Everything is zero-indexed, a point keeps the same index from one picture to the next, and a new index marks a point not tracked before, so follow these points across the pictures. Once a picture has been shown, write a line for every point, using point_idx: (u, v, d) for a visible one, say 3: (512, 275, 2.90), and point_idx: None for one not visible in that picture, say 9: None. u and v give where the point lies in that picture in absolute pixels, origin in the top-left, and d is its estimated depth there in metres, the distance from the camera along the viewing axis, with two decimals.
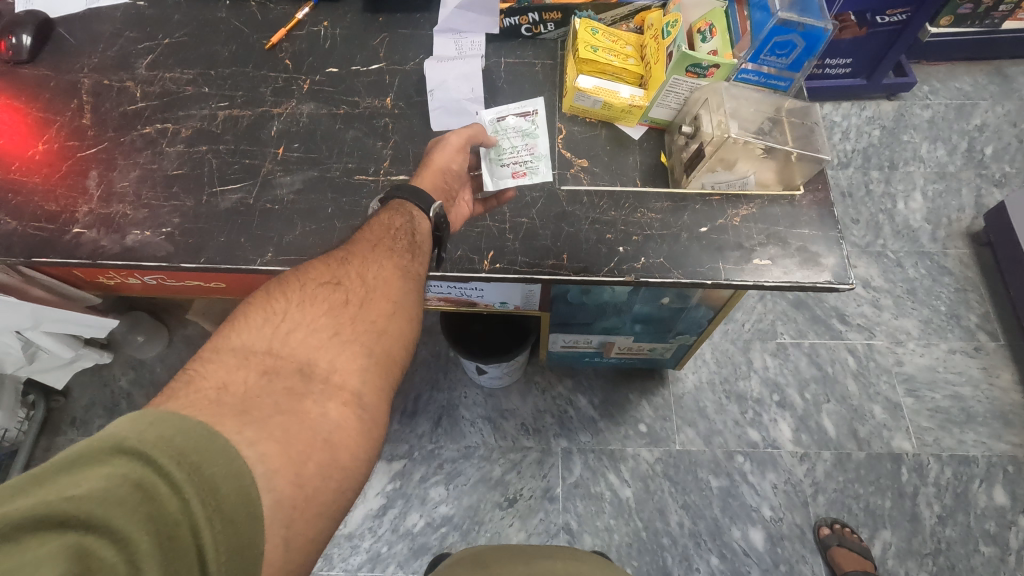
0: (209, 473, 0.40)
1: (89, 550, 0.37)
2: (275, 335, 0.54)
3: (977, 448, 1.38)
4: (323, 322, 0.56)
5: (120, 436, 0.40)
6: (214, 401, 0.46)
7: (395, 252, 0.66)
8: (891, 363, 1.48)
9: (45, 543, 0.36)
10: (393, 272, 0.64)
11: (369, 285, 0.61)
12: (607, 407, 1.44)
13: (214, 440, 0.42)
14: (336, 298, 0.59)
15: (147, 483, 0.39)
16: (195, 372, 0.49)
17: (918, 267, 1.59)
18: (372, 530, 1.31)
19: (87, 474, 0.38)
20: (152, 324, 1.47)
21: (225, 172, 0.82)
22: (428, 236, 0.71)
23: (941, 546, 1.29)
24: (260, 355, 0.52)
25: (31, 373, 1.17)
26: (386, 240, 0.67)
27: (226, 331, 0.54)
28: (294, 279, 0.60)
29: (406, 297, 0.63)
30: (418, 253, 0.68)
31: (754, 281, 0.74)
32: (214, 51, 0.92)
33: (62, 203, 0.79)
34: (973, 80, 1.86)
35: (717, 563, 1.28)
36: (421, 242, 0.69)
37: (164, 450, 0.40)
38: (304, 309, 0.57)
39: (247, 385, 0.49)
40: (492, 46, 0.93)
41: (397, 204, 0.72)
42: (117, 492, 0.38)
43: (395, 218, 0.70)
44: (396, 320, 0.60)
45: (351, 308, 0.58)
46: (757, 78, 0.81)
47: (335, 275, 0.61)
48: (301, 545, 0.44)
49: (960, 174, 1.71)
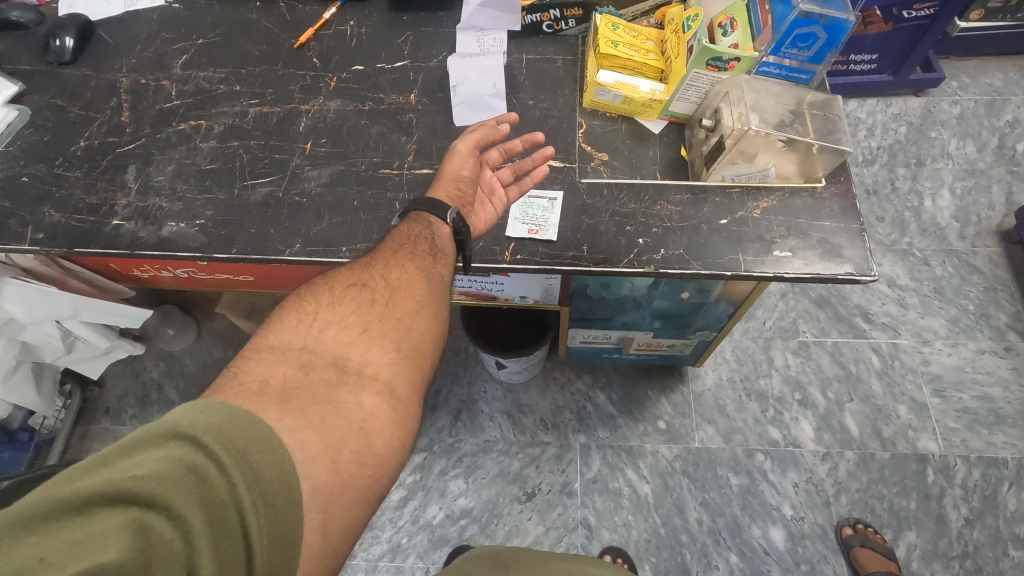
0: (256, 459, 0.42)
1: (147, 525, 0.38)
2: (308, 333, 0.56)
3: (1007, 450, 1.35)
4: (352, 320, 0.58)
5: (175, 422, 0.42)
6: (257, 391, 0.48)
7: (416, 256, 0.67)
8: (917, 363, 1.45)
9: (109, 517, 0.38)
10: (416, 273, 0.65)
11: (393, 286, 0.63)
12: (626, 403, 1.44)
13: (260, 427, 0.44)
14: (362, 298, 0.61)
15: (200, 467, 0.41)
16: (237, 368, 0.51)
17: (945, 266, 1.56)
18: (393, 521, 1.33)
19: (145, 457, 0.40)
20: (183, 318, 1.52)
21: (256, 166, 0.85)
22: (449, 239, 0.72)
23: (968, 549, 1.26)
24: (296, 351, 0.54)
25: (68, 361, 1.22)
26: (408, 245, 0.68)
27: (263, 332, 0.56)
28: (322, 283, 0.62)
29: (430, 298, 0.64)
30: (440, 257, 0.69)
31: (775, 272, 0.74)
32: (246, 51, 0.95)
33: (102, 196, 0.83)
34: (1004, 75, 1.82)
35: (736, 562, 1.27)
36: (443, 245, 0.71)
37: (214, 436, 0.42)
38: (334, 309, 0.59)
39: (286, 379, 0.50)
40: (514, 42, 0.94)
41: (414, 214, 0.73)
42: (172, 473, 0.40)
43: (414, 227, 0.71)
44: (421, 318, 0.61)
45: (378, 306, 0.60)
46: (779, 71, 0.82)
47: (360, 278, 0.63)
48: (337, 529, 0.46)
49: (990, 171, 1.67)
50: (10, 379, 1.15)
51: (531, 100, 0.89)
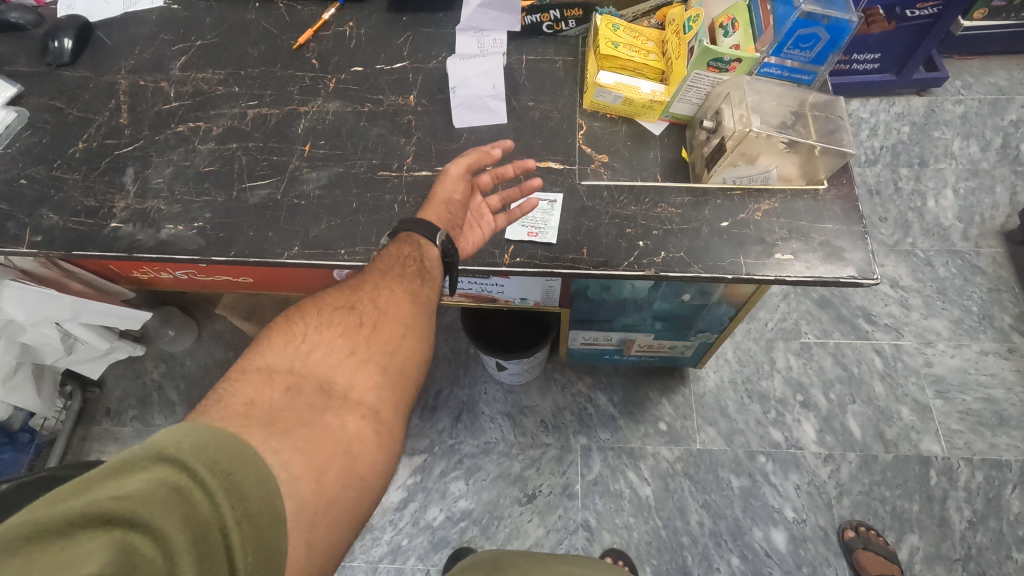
0: (241, 479, 0.42)
1: (131, 545, 0.37)
2: (295, 356, 0.55)
3: (1011, 452, 1.34)
4: (339, 343, 0.57)
5: (159, 445, 0.41)
6: (243, 414, 0.48)
7: (405, 277, 0.67)
8: (920, 364, 1.44)
9: (90, 539, 0.37)
10: (405, 295, 0.65)
11: (381, 308, 0.62)
12: (627, 405, 1.44)
13: (246, 450, 0.44)
14: (350, 320, 0.60)
15: (185, 487, 0.40)
16: (223, 390, 0.51)
17: (948, 266, 1.55)
18: (393, 523, 1.33)
19: (128, 480, 0.40)
20: (183, 319, 1.52)
21: (254, 168, 0.84)
22: (437, 261, 0.70)
23: (971, 551, 1.26)
24: (283, 374, 0.53)
25: (68, 362, 1.22)
26: (397, 266, 0.68)
27: (250, 354, 0.55)
28: (310, 305, 0.62)
29: (418, 320, 0.63)
30: (428, 278, 0.69)
31: (776, 275, 0.73)
32: (244, 53, 0.94)
33: (101, 199, 0.83)
34: (1008, 74, 1.81)
35: (737, 564, 1.27)
36: (431, 267, 0.69)
37: (199, 457, 0.42)
38: (322, 331, 0.58)
39: (272, 401, 0.50)
40: (514, 43, 0.94)
41: (404, 234, 0.71)
42: (156, 493, 0.39)
43: (403, 249, 0.69)
44: (409, 341, 0.61)
45: (365, 328, 0.59)
46: (780, 72, 0.81)
47: (348, 300, 0.62)
48: (321, 550, 0.46)
49: (994, 171, 1.66)
50: (10, 381, 1.15)
51: (531, 101, 0.89)
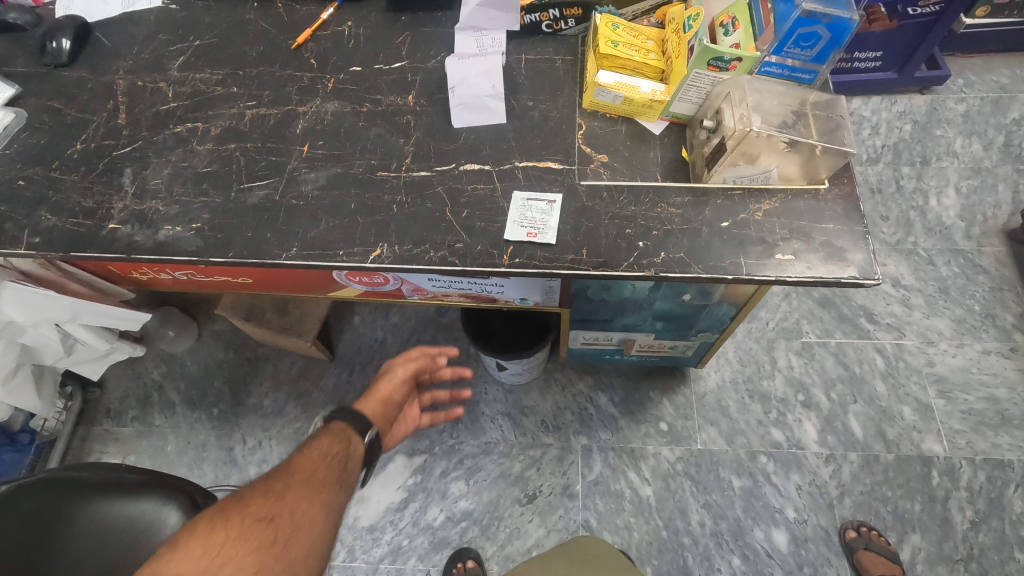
0: None
1: None
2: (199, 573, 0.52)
3: (1013, 452, 1.33)
4: (247, 562, 0.55)
5: None
6: None
7: (327, 483, 0.65)
8: (922, 364, 1.44)
9: None
10: (323, 505, 0.63)
11: (298, 518, 0.60)
12: (627, 405, 1.43)
13: None
14: (266, 531, 0.57)
15: None
16: None
17: (950, 265, 1.55)
18: (393, 523, 1.33)
19: None
20: (183, 319, 1.52)
21: (253, 169, 0.84)
22: (359, 462, 0.73)
23: (973, 552, 1.25)
24: None
25: (68, 364, 1.22)
26: (321, 468, 0.67)
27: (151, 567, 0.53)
28: (227, 506, 0.59)
29: (330, 536, 0.61)
30: (346, 485, 0.68)
31: (777, 276, 0.73)
32: (243, 53, 0.94)
33: (99, 200, 0.83)
34: (1011, 72, 1.80)
35: (738, 564, 1.27)
36: (351, 470, 0.70)
37: None
38: (233, 544, 0.55)
39: None
40: (514, 42, 0.94)
41: (336, 429, 0.74)
42: None
43: (332, 446, 0.71)
44: (314, 563, 0.59)
45: (277, 544, 0.57)
46: (781, 71, 0.80)
47: (267, 504, 0.60)
48: None
49: (996, 169, 1.66)
50: (10, 383, 1.15)
51: (530, 100, 0.88)
